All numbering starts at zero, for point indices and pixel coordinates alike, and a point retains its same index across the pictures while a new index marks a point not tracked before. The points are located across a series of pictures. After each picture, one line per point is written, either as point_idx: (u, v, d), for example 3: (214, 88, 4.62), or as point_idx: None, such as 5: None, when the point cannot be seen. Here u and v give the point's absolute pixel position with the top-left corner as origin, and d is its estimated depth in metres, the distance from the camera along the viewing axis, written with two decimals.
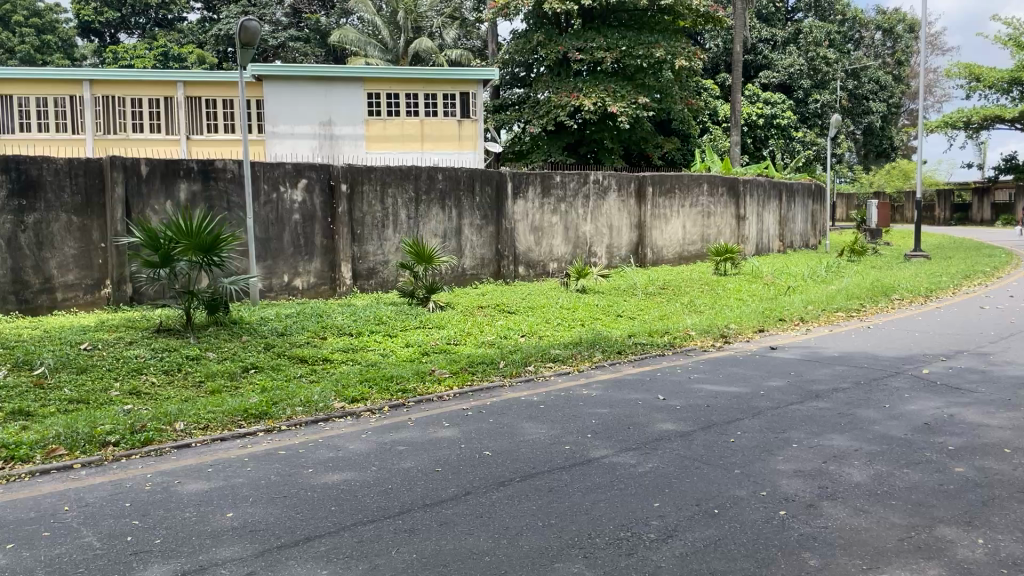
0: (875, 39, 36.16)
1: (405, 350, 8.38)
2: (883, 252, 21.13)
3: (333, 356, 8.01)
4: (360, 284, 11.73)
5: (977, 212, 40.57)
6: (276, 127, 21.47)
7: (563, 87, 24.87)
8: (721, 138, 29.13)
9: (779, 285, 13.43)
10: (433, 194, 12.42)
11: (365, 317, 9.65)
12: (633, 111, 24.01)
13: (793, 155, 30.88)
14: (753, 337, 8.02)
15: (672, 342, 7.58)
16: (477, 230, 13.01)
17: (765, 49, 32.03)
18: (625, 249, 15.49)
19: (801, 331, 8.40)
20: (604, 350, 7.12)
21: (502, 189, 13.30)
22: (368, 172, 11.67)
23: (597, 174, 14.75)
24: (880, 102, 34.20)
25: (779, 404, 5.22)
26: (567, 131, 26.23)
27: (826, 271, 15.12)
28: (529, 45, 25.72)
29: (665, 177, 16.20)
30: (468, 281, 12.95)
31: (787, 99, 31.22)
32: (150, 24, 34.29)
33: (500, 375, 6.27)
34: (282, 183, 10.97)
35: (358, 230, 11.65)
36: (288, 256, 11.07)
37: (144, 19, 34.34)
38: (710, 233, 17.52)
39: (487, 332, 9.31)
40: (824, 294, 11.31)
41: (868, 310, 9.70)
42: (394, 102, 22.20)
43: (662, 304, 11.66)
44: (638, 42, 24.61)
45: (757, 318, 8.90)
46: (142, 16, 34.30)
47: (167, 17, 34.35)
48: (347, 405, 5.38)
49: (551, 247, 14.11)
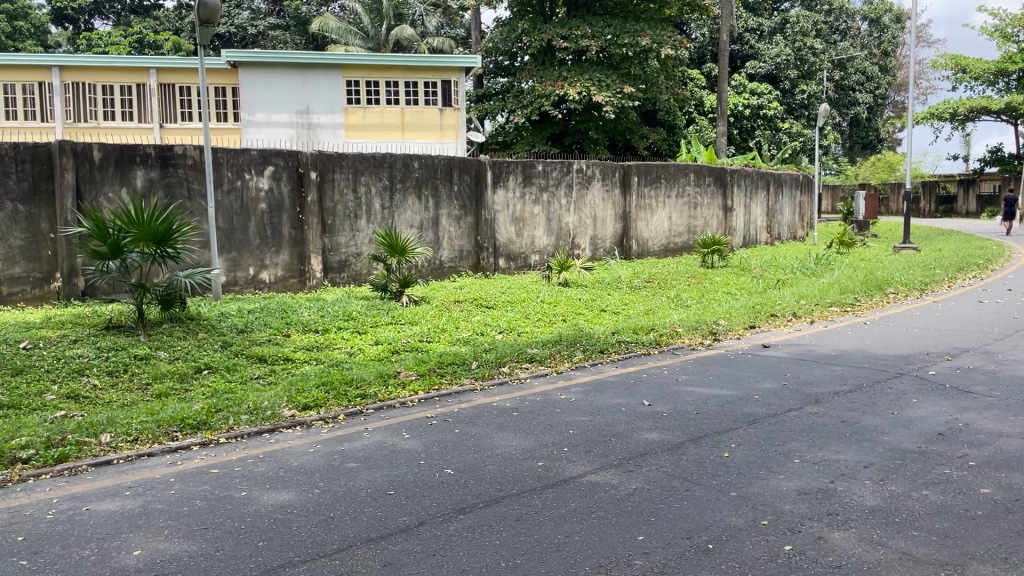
0: (861, 30, 35.91)
1: (373, 348, 7.85)
2: (873, 245, 20.71)
3: (294, 355, 7.47)
4: (332, 277, 11.18)
5: (963, 204, 40.31)
6: (252, 115, 20.78)
7: (547, 76, 24.25)
8: (708, 129, 28.71)
9: (769, 279, 12.99)
10: (409, 183, 11.86)
11: (334, 313, 9.10)
12: (619, 100, 23.44)
13: (780, 146, 30.45)
14: (744, 334, 7.53)
15: (657, 339, 7.08)
16: (455, 221, 12.46)
17: (751, 38, 31.54)
18: (610, 242, 15.01)
19: (794, 327, 7.91)
20: (585, 349, 6.61)
21: (481, 178, 12.75)
22: (340, 160, 11.09)
23: (581, 162, 14.23)
24: (867, 93, 33.91)
25: (775, 411, 4.72)
26: (551, 121, 25.72)
27: (815, 263, 14.70)
28: (512, 33, 25.09)
29: (651, 166, 15.69)
30: (446, 274, 12.43)
31: (773, 89, 30.77)
32: (126, 11, 33.45)
33: (472, 377, 5.74)
34: (246, 171, 10.37)
35: (329, 221, 11.09)
36: (254, 248, 10.50)
37: (119, 5, 33.48)
38: (697, 224, 17.06)
39: (463, 329, 8.79)
40: (815, 288, 10.87)
41: (864, 305, 9.24)
42: (374, 90, 21.56)
43: (648, 299, 11.17)
44: (623, 30, 24.08)
45: (748, 313, 8.41)
46: (117, 2, 33.45)
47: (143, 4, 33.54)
48: (298, 413, 4.85)
49: (533, 239, 13.59)
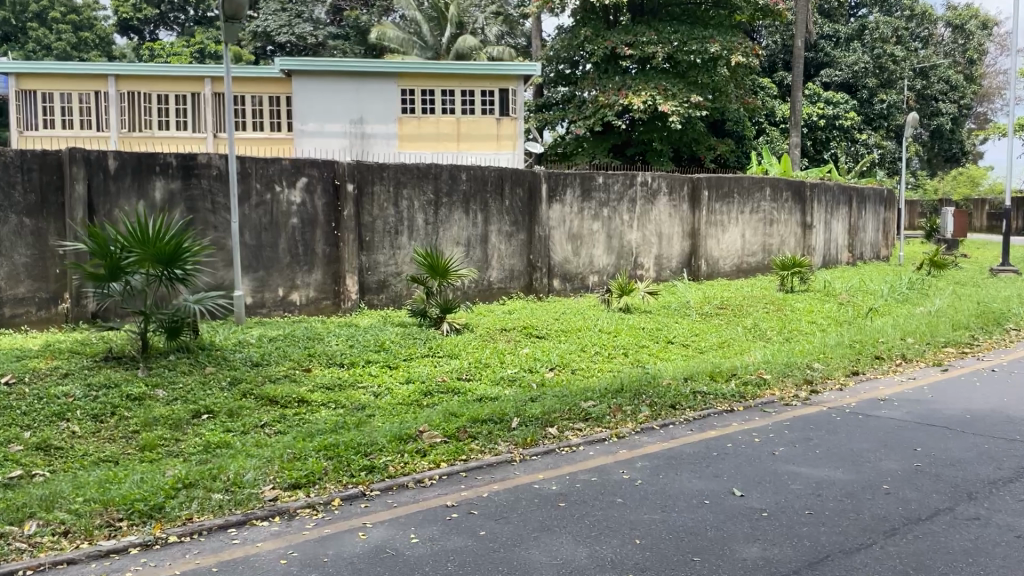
0: (944, 37, 33.75)
1: (402, 389, 6.78)
2: (965, 266, 18.92)
3: (311, 396, 6.46)
4: (369, 299, 10.20)
5: None
6: (305, 125, 20.14)
7: (610, 84, 23.20)
8: (779, 140, 27.14)
9: (857, 306, 11.59)
10: (455, 197, 10.82)
11: (364, 343, 8.06)
12: (686, 110, 22.04)
13: (856, 158, 28.67)
14: (846, 384, 6.22)
15: (741, 390, 5.84)
16: (506, 239, 11.35)
17: (827, 46, 29.82)
18: (677, 261, 13.75)
19: (905, 376, 6.55)
20: (653, 403, 5.40)
21: (535, 191, 11.64)
22: (380, 171, 10.12)
23: (645, 175, 13.02)
24: (951, 103, 31.79)
25: (918, 514, 3.45)
26: (614, 132, 24.55)
27: (907, 288, 13.20)
28: (574, 40, 24.09)
29: (722, 179, 14.38)
30: (495, 296, 11.33)
31: (850, 99, 28.95)
32: (190, 21, 33.30)
33: (511, 442, 4.59)
34: (277, 182, 9.46)
35: (366, 237, 10.11)
36: (284, 267, 9.58)
37: (184, 15, 33.24)
38: (772, 243, 15.68)
39: (509, 365, 7.66)
40: (916, 321, 9.40)
41: (984, 346, 7.80)
42: (429, 98, 20.68)
43: (721, 329, 9.89)
44: (691, 37, 22.77)
45: (846, 355, 7.08)
46: (182, 13, 33.32)
47: (207, 15, 33.36)
48: (283, 494, 3.78)
49: (591, 258, 12.41)
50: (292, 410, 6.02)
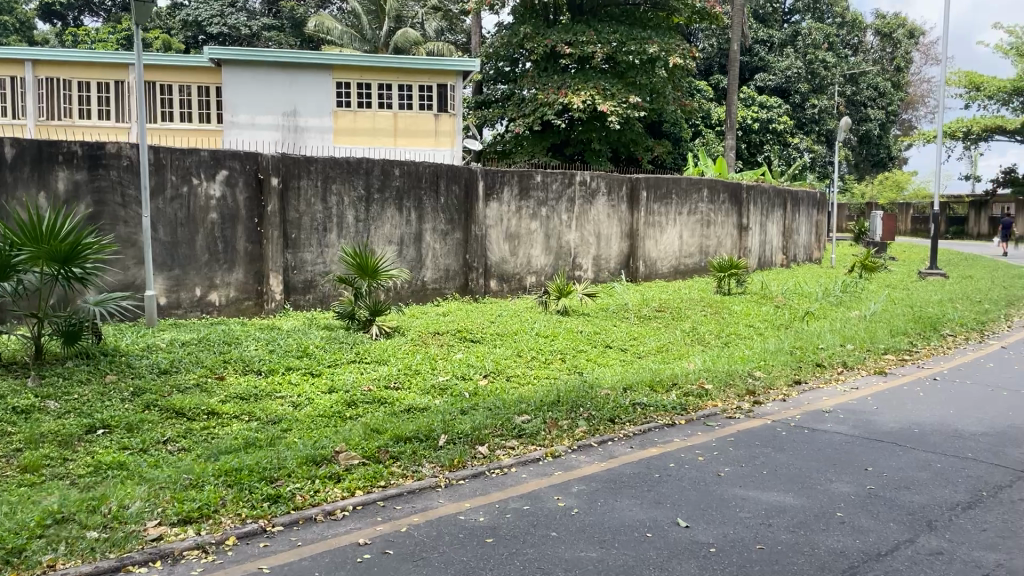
0: (873, 45, 34.50)
1: (324, 400, 6.31)
2: (894, 269, 19.23)
3: (222, 408, 5.95)
4: (294, 299, 9.65)
5: (975, 226, 39.49)
6: (235, 117, 19.28)
7: (550, 83, 22.87)
8: (716, 142, 27.27)
9: (794, 309, 11.53)
10: (387, 193, 10.34)
11: (285, 348, 7.55)
12: (624, 110, 21.93)
13: (789, 161, 29.03)
14: (790, 395, 5.98)
15: (683, 402, 5.53)
16: (441, 238, 10.92)
17: (761, 50, 30.19)
18: (615, 262, 13.51)
19: (848, 386, 6.36)
20: (590, 417, 5.05)
21: (472, 189, 11.23)
22: (307, 164, 9.58)
23: (584, 174, 12.73)
24: (879, 109, 32.54)
25: (876, 548, 3.16)
26: (553, 130, 24.29)
27: (842, 291, 13.22)
28: (514, 38, 23.67)
29: (661, 179, 14.21)
30: (429, 297, 10.88)
31: (783, 104, 29.32)
32: (116, 8, 32.14)
33: (436, 463, 4.18)
34: (194, 174, 8.84)
35: (292, 234, 9.56)
36: (202, 266, 8.97)
37: (110, 2, 32.13)
38: (710, 244, 15.61)
39: (439, 372, 7.25)
40: (853, 326, 9.31)
41: (923, 353, 7.70)
42: (365, 92, 20.06)
43: (659, 333, 9.66)
44: (630, 38, 22.67)
45: (787, 362, 6.86)
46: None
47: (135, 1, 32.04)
48: (170, 532, 3.31)
49: (529, 258, 12.06)
50: (199, 425, 5.48)
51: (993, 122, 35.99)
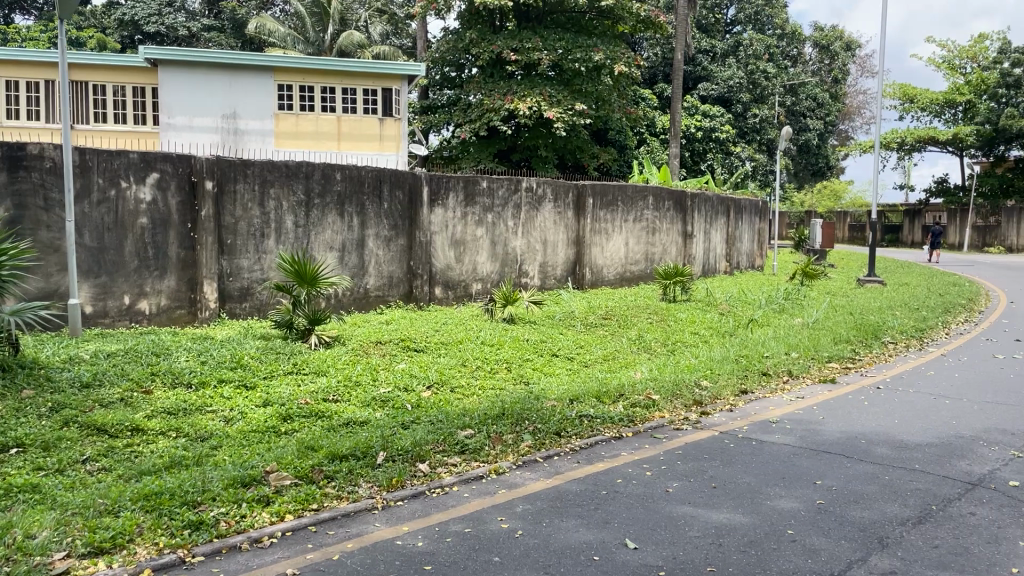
0: (811, 56, 35.24)
1: (258, 414, 6.02)
2: (834, 276, 19.57)
3: (148, 424, 5.64)
4: (230, 307, 9.30)
5: (909, 234, 40.66)
6: (171, 118, 18.69)
7: (496, 89, 22.72)
8: (660, 150, 27.48)
9: (738, 317, 11.57)
10: (329, 198, 10.05)
11: (219, 359, 7.23)
12: (570, 117, 21.92)
13: (731, 170, 29.44)
14: (736, 404, 5.91)
15: (630, 414, 5.41)
16: (385, 244, 10.66)
17: (704, 60, 30.59)
18: (562, 269, 13.42)
19: (794, 395, 6.32)
20: (536, 431, 4.89)
21: (416, 194, 11.00)
22: (243, 168, 9.25)
23: (530, 180, 12.61)
24: (817, 119, 33.25)
25: (828, 568, 3.05)
26: (499, 137, 24.18)
27: (784, 298, 13.35)
28: (459, 43, 23.49)
29: (607, 186, 14.18)
30: (372, 304, 10.61)
31: (725, 113, 29.74)
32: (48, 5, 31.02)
33: (373, 483, 3.97)
34: (122, 177, 8.45)
35: (228, 240, 9.22)
36: (131, 272, 8.58)
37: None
38: (655, 252, 15.64)
39: (381, 383, 7.01)
40: (797, 334, 9.35)
41: (865, 361, 7.74)
42: (308, 95, 19.64)
43: (606, 341, 9.55)
44: (576, 45, 22.70)
45: (733, 371, 6.81)
46: None
47: None
48: (80, 565, 3.05)
49: (474, 265, 11.87)
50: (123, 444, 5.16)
51: (926, 133, 37.09)
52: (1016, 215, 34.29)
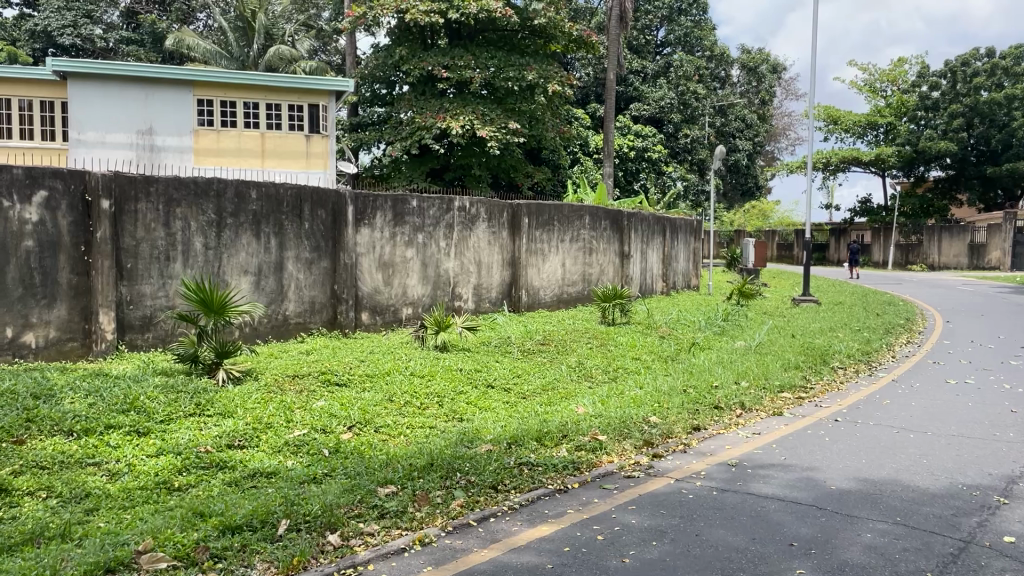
0: (739, 79, 35.67)
1: (147, 466, 5.23)
2: (769, 296, 19.47)
3: (12, 483, 4.77)
4: (130, 338, 8.42)
5: (835, 253, 41.52)
6: (81, 134, 17.52)
7: (428, 107, 22.05)
8: (593, 170, 27.20)
9: (681, 340, 11.14)
10: (243, 218, 9.26)
11: (110, 399, 6.37)
12: (504, 136, 21.43)
13: (664, 190, 29.40)
14: (690, 444, 5.38)
15: (576, 460, 4.81)
16: (306, 267, 9.90)
17: (635, 81, 30.60)
18: (496, 292, 12.82)
19: (751, 430, 5.83)
20: (469, 485, 4.27)
21: (340, 214, 10.26)
22: (145, 185, 8.42)
23: (463, 199, 12.00)
24: (746, 140, 33.60)
25: None
26: (431, 155, 23.56)
27: (724, 320, 13.01)
28: (389, 59, 22.80)
29: (543, 206, 13.67)
30: (292, 332, 9.81)
31: (657, 133, 29.77)
32: None
33: (270, 564, 3.33)
34: (4, 195, 7.52)
35: (127, 264, 8.34)
36: (14, 301, 7.63)
37: None
38: (593, 272, 15.21)
39: (295, 425, 6.26)
40: (744, 360, 8.92)
41: (818, 389, 7.34)
42: (230, 111, 18.68)
43: (544, 369, 8.96)
44: (508, 63, 22.29)
45: (685, 405, 6.30)
46: None
47: None
48: None
49: (404, 288, 11.17)
50: None
51: (850, 154, 37.94)
52: (937, 234, 35.24)
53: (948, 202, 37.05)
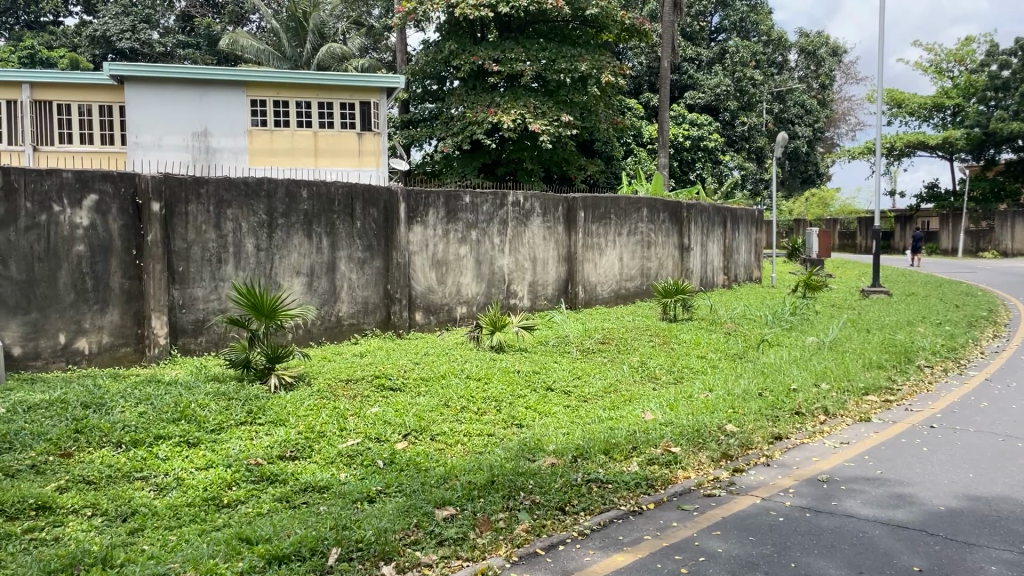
0: (797, 63, 34.54)
1: (196, 480, 5.00)
2: (836, 288, 18.68)
3: (57, 499, 4.57)
4: (182, 343, 8.28)
5: (900, 241, 40.01)
6: (139, 138, 17.65)
7: (478, 101, 21.73)
8: (648, 160, 26.50)
9: (749, 337, 10.61)
10: (294, 218, 9.06)
11: (162, 407, 6.19)
12: (557, 129, 21.02)
13: (721, 179, 28.56)
14: (772, 457, 4.95)
15: (652, 478, 4.42)
16: (358, 267, 9.66)
17: (690, 68, 29.73)
18: (553, 289, 12.44)
19: (837, 440, 5.36)
20: (535, 508, 3.93)
21: (392, 212, 10.00)
22: (195, 186, 8.26)
23: (517, 194, 11.65)
24: (806, 126, 32.47)
25: None
26: (482, 150, 23.24)
27: (792, 315, 12.41)
28: (439, 54, 22.55)
29: (599, 198, 13.23)
30: (345, 334, 9.59)
31: (713, 121, 28.93)
32: (21, 26, 30.22)
33: None
34: (55, 200, 7.41)
35: (179, 267, 8.20)
36: (67, 307, 7.53)
37: (13, 20, 30.16)
38: (651, 266, 14.72)
39: (350, 434, 5.98)
40: (819, 359, 8.38)
41: (905, 392, 6.81)
42: (283, 111, 18.65)
43: (606, 370, 8.55)
44: (560, 55, 21.88)
45: (762, 411, 5.85)
46: (10, 17, 30.04)
47: (40, 19, 30.42)
48: None
49: (458, 286, 10.87)
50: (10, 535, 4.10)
51: (915, 138, 36.49)
52: (1010, 219, 33.64)
53: (1021, 186, 35.40)
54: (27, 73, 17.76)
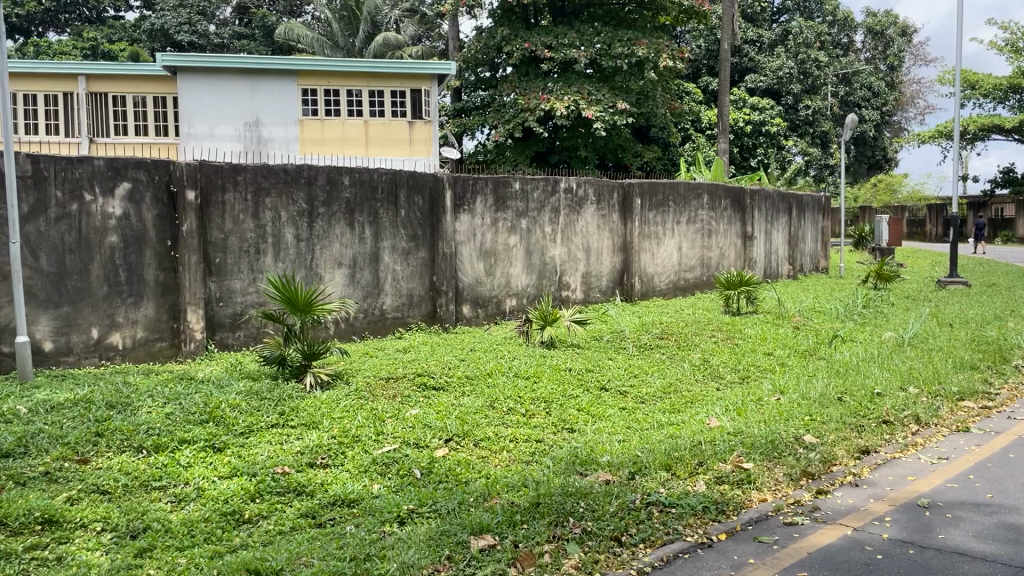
0: (864, 44, 33.03)
1: (217, 490, 4.59)
2: (908, 279, 17.61)
3: (66, 512, 4.19)
4: (220, 337, 7.96)
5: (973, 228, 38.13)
6: (191, 128, 17.55)
7: (531, 88, 21.14)
8: (706, 146, 25.54)
9: (818, 332, 9.86)
10: (335, 206, 8.64)
11: (190, 407, 5.83)
12: (611, 116, 20.38)
13: (784, 165, 27.45)
14: (860, 475, 4.32)
15: (723, 502, 3.82)
16: (403, 257, 9.23)
17: (751, 51, 28.65)
18: (608, 280, 11.85)
19: (934, 455, 4.69)
20: (589, 540, 3.38)
21: (438, 200, 9.52)
22: (232, 174, 7.90)
23: (570, 180, 11.07)
24: (874, 110, 30.94)
25: None
26: (535, 137, 22.67)
27: (864, 307, 11.58)
28: (491, 40, 21.83)
29: (657, 185, 12.56)
30: (389, 328, 9.18)
31: (775, 105, 27.82)
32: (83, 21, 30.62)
33: None
34: (87, 188, 7.09)
35: (215, 259, 7.86)
36: (99, 300, 7.23)
37: (77, 15, 30.63)
38: (711, 256, 14.00)
39: (386, 439, 5.51)
40: (900, 357, 7.61)
41: (1004, 399, 6.05)
42: (334, 99, 18.34)
43: (664, 368, 7.94)
44: (615, 39, 21.16)
45: (845, 419, 5.19)
46: (74, 12, 30.49)
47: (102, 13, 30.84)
48: None
49: (507, 277, 10.37)
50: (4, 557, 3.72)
51: (989, 121, 34.63)
52: None
53: None
54: (83, 65, 17.81)
